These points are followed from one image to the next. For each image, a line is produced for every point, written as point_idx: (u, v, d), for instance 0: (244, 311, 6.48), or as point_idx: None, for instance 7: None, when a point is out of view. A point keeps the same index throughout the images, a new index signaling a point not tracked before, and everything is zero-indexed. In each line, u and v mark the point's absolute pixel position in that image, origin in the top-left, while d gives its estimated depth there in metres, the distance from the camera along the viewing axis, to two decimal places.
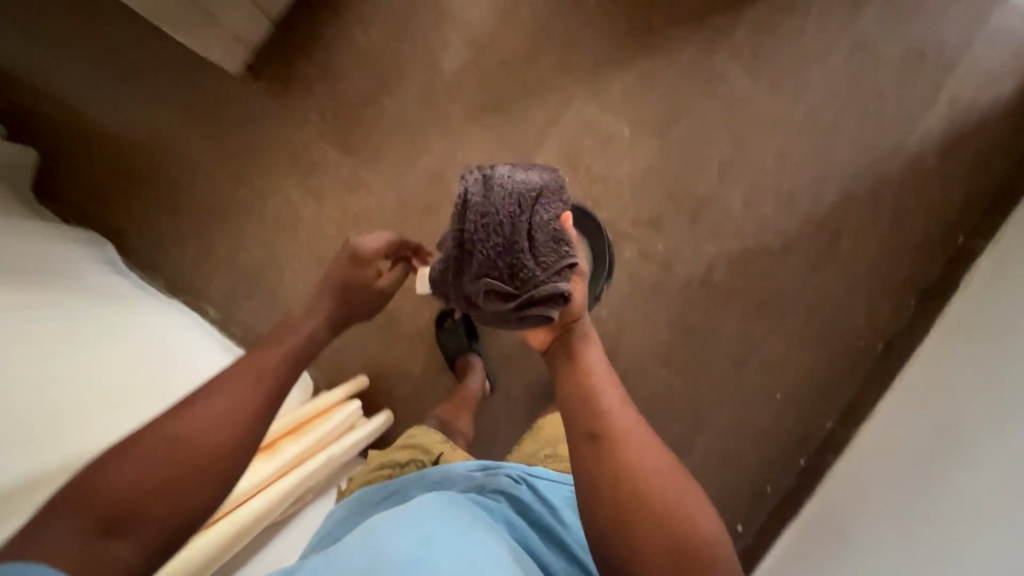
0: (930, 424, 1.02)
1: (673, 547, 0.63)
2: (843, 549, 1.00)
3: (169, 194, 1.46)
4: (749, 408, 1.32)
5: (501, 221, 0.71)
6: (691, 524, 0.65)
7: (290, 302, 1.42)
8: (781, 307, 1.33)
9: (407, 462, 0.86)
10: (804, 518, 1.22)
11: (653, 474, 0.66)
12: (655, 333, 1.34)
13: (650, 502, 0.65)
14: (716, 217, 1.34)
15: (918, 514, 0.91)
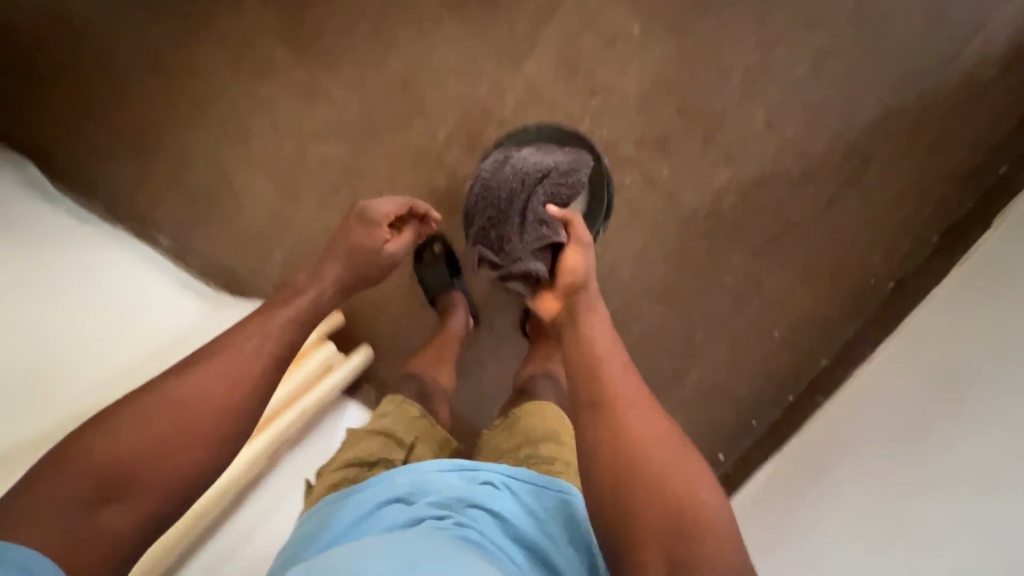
0: (924, 363, 0.96)
1: (668, 524, 0.58)
2: (813, 489, 0.99)
3: (98, 96, 1.25)
4: (742, 345, 1.27)
5: (509, 198, 0.98)
6: (689, 498, 0.59)
7: (245, 228, 1.25)
8: (791, 239, 1.21)
9: (375, 460, 0.79)
10: (783, 452, 1.20)
11: (653, 448, 0.62)
12: (651, 267, 1.23)
13: (647, 475, 0.60)
14: (731, 138, 1.17)
15: (894, 459, 0.87)
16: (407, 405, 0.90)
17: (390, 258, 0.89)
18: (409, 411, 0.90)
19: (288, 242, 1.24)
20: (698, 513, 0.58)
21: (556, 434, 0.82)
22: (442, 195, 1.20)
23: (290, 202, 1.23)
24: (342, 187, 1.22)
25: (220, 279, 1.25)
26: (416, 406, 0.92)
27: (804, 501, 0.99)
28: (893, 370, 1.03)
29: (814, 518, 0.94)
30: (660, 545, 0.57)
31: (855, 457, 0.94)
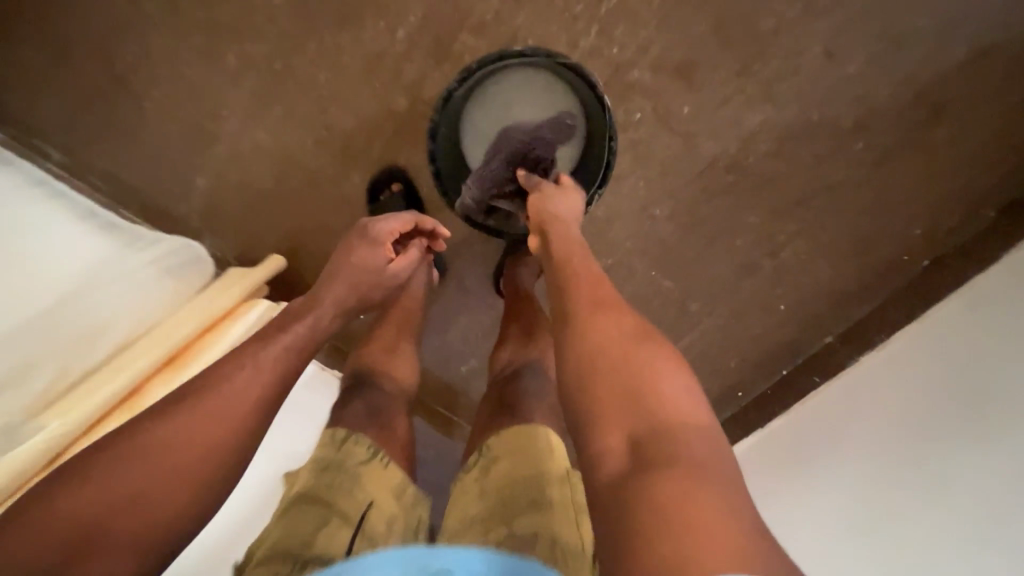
0: (934, 349, 0.85)
1: (629, 411, 0.46)
2: (791, 477, 0.90)
3: None
4: (743, 318, 1.11)
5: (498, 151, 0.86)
6: (656, 386, 0.47)
7: (154, 143, 1.00)
8: (822, 201, 1.00)
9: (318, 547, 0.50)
10: (762, 431, 1.09)
11: (620, 337, 0.51)
12: (651, 223, 1.03)
13: (611, 363, 0.49)
14: (774, 71, 0.92)
15: (890, 459, 0.78)
16: (348, 442, 0.61)
17: (393, 279, 0.82)
18: (350, 453, 0.59)
19: (212, 164, 1.01)
20: (669, 406, 0.45)
21: (561, 475, 0.60)
22: (404, 118, 0.95)
23: (213, 115, 0.97)
24: (277, 99, 0.96)
25: (132, 204, 1.03)
26: (365, 442, 0.62)
27: (780, 488, 0.90)
28: (888, 353, 0.93)
29: (790, 512, 0.85)
30: (621, 435, 0.45)
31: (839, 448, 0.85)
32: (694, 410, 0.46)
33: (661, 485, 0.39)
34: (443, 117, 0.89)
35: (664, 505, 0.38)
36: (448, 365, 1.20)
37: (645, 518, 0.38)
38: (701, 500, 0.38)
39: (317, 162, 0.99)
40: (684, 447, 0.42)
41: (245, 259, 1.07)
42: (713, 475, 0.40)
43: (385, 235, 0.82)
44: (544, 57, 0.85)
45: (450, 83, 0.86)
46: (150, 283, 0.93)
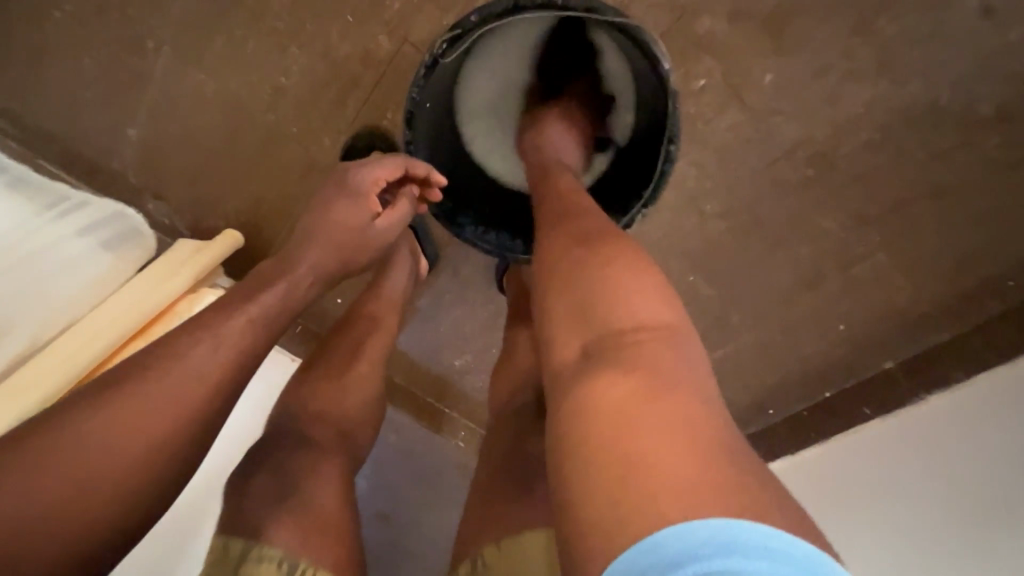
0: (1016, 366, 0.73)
1: (586, 319, 0.42)
2: (847, 500, 0.73)
3: None
4: (794, 338, 0.90)
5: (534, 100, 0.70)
6: (618, 290, 0.42)
7: (75, 69, 0.78)
8: (921, 206, 0.78)
9: None
10: (796, 458, 0.89)
11: (584, 243, 0.47)
12: (695, 219, 0.81)
13: (570, 274, 0.45)
14: (900, 28, 0.69)
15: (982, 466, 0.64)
16: (247, 562, 0.47)
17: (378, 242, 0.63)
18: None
19: (149, 101, 0.79)
20: (628, 307, 0.41)
21: None
22: (389, 65, 0.75)
23: (146, 43, 0.76)
24: (226, 28, 0.75)
25: (50, 153, 0.82)
26: (272, 558, 0.48)
27: (836, 513, 0.73)
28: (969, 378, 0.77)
29: (853, 541, 0.69)
30: (577, 343, 0.41)
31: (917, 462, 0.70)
32: (656, 308, 0.41)
33: (609, 391, 0.36)
34: (429, 90, 0.64)
35: (615, 412, 0.35)
36: (437, 359, 1.04)
37: (594, 431, 0.35)
38: (655, 408, 0.34)
39: (280, 109, 0.78)
40: (641, 350, 0.38)
41: (197, 229, 0.86)
42: (675, 377, 0.36)
43: (369, 185, 0.62)
44: (582, 11, 0.57)
45: (436, 47, 0.59)
46: (74, 262, 0.75)
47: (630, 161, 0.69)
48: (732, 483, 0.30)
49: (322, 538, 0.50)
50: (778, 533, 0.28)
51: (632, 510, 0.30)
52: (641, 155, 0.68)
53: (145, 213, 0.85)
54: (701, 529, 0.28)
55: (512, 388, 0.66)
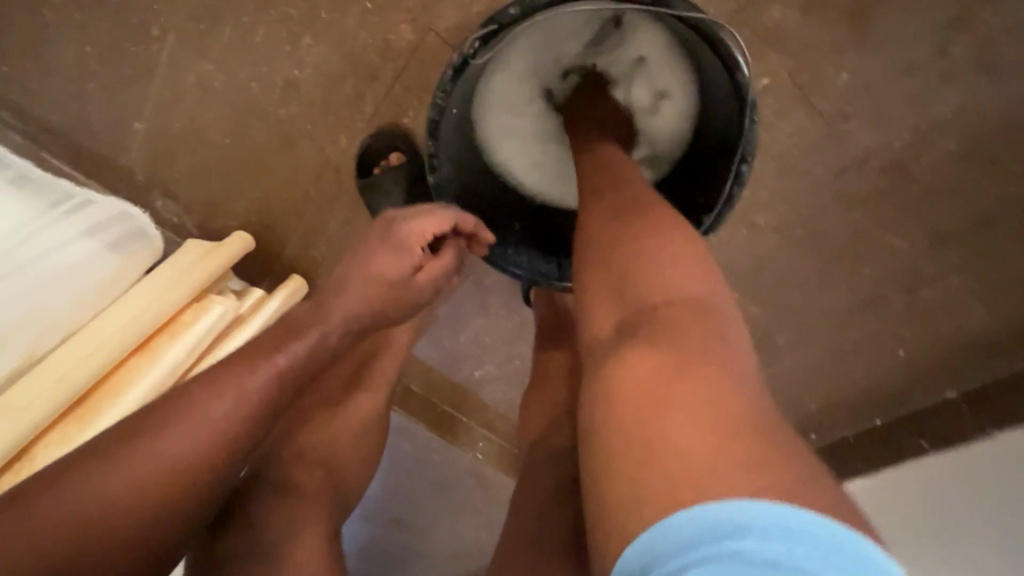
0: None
1: (623, 291, 0.42)
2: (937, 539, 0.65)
3: None
4: (846, 361, 0.82)
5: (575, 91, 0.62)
6: (652, 265, 0.42)
7: (77, 61, 0.73)
8: (1007, 225, 0.68)
9: None
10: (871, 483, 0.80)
11: (619, 218, 0.46)
12: (742, 235, 0.73)
13: (606, 249, 0.45)
14: (1006, 19, 0.59)
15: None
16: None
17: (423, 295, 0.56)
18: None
19: (156, 97, 0.74)
20: (663, 285, 0.40)
21: None
22: (410, 58, 0.68)
23: (149, 32, 0.71)
24: (231, 14, 0.69)
25: (55, 147, 0.77)
26: None
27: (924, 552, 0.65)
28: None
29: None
30: (613, 314, 0.41)
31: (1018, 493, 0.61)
32: (694, 285, 0.40)
33: (641, 359, 0.36)
34: (457, 96, 0.56)
35: (648, 378, 0.35)
36: (456, 368, 0.98)
37: (623, 404, 0.35)
38: (689, 379, 0.34)
39: (294, 108, 0.72)
40: (674, 324, 0.38)
41: (207, 230, 0.82)
42: (715, 354, 0.35)
43: (413, 240, 0.55)
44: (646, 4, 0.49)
45: (467, 47, 0.51)
46: (83, 264, 0.70)
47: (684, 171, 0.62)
48: (756, 456, 0.29)
49: None
50: (800, 514, 0.27)
51: (663, 477, 0.30)
52: (698, 165, 0.61)
53: (154, 211, 0.81)
54: (717, 510, 0.27)
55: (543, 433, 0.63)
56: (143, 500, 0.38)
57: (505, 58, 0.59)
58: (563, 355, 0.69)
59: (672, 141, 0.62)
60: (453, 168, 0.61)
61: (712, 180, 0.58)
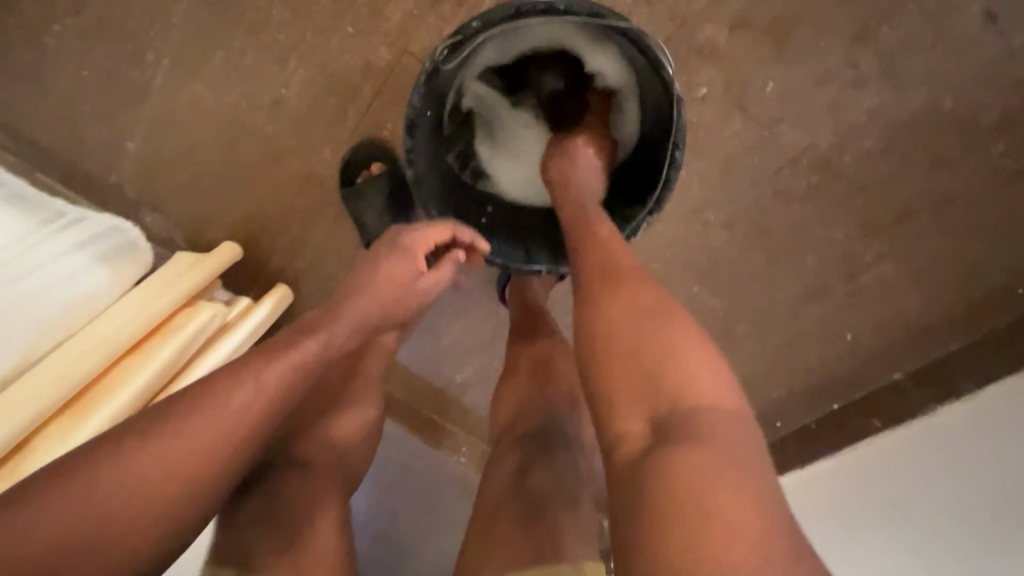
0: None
1: (648, 392, 0.40)
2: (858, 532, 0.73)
3: None
4: (802, 345, 0.89)
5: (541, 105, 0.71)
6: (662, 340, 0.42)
7: (73, 85, 0.78)
8: (928, 214, 0.76)
9: None
10: (809, 472, 0.87)
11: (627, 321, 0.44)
12: (696, 229, 0.80)
13: (630, 347, 0.42)
14: (904, 35, 0.68)
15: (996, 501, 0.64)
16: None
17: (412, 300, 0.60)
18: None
19: (148, 117, 0.79)
20: (684, 371, 0.40)
21: None
22: (388, 76, 0.74)
23: (144, 57, 0.76)
24: (222, 41, 0.74)
25: (50, 168, 0.82)
26: None
27: (847, 547, 0.72)
28: (979, 388, 0.76)
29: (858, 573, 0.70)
30: (645, 418, 0.40)
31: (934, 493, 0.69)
32: (721, 394, 0.40)
33: (673, 462, 0.36)
34: (431, 98, 0.63)
35: (686, 488, 0.35)
36: (438, 372, 1.02)
37: (656, 499, 0.36)
38: (720, 487, 0.35)
39: (281, 125, 0.78)
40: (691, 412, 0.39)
41: (196, 243, 0.86)
42: (726, 442, 0.37)
43: (420, 248, 0.60)
44: (586, 15, 0.56)
45: (437, 54, 0.58)
46: (72, 276, 0.73)
47: (634, 169, 0.68)
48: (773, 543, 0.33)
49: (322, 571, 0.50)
50: None
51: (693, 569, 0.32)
52: (642, 159, 0.67)
53: (144, 225, 0.85)
54: None
55: (512, 419, 0.68)
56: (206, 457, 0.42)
57: (470, 71, 0.67)
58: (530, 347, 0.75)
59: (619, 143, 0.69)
60: (427, 164, 0.66)
61: (656, 171, 0.64)
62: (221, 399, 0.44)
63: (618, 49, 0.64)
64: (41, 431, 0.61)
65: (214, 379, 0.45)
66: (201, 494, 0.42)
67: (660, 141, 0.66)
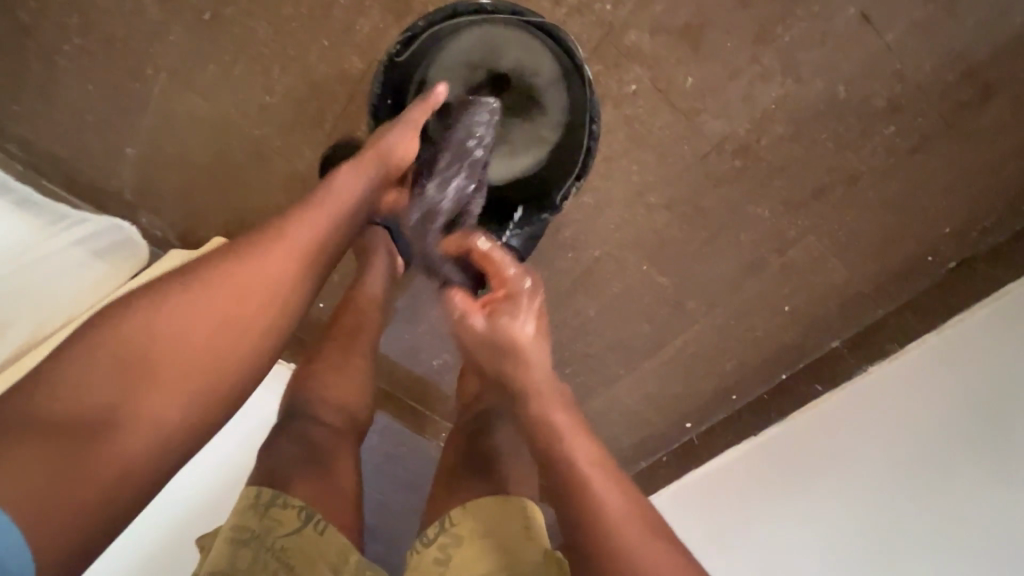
0: (980, 305, 0.78)
1: None
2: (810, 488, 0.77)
3: None
4: (747, 318, 0.95)
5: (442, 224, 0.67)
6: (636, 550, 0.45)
7: (81, 98, 0.87)
8: (840, 189, 0.87)
9: (274, 532, 0.59)
10: (758, 439, 0.92)
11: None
12: (639, 212, 0.90)
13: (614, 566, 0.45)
14: (799, 35, 0.81)
15: (902, 509, 0.68)
16: (273, 507, 0.60)
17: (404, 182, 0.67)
18: (278, 521, 0.59)
19: (147, 124, 0.88)
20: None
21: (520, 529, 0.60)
22: (361, 83, 0.84)
23: (144, 72, 0.86)
24: (213, 56, 0.84)
25: (53, 175, 0.90)
26: (294, 506, 0.61)
27: (759, 517, 0.80)
28: (901, 346, 0.84)
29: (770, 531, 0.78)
30: None
31: (846, 457, 0.75)
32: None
33: None
34: (390, 87, 0.76)
35: None
36: (416, 360, 1.09)
37: None
38: None
39: (268, 129, 0.87)
40: None
41: (187, 242, 0.93)
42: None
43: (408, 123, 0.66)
44: (509, 14, 0.72)
45: (392, 48, 0.73)
46: (73, 269, 0.81)
47: (559, 148, 0.80)
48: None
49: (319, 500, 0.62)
50: None
51: None
52: (566, 137, 0.79)
53: (141, 227, 0.93)
54: None
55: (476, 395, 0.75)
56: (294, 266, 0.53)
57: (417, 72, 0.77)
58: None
59: (547, 127, 0.80)
60: None
61: (574, 143, 0.79)
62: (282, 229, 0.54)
63: (538, 46, 0.75)
64: None
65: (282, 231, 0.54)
66: (274, 303, 0.52)
67: (578, 119, 0.78)
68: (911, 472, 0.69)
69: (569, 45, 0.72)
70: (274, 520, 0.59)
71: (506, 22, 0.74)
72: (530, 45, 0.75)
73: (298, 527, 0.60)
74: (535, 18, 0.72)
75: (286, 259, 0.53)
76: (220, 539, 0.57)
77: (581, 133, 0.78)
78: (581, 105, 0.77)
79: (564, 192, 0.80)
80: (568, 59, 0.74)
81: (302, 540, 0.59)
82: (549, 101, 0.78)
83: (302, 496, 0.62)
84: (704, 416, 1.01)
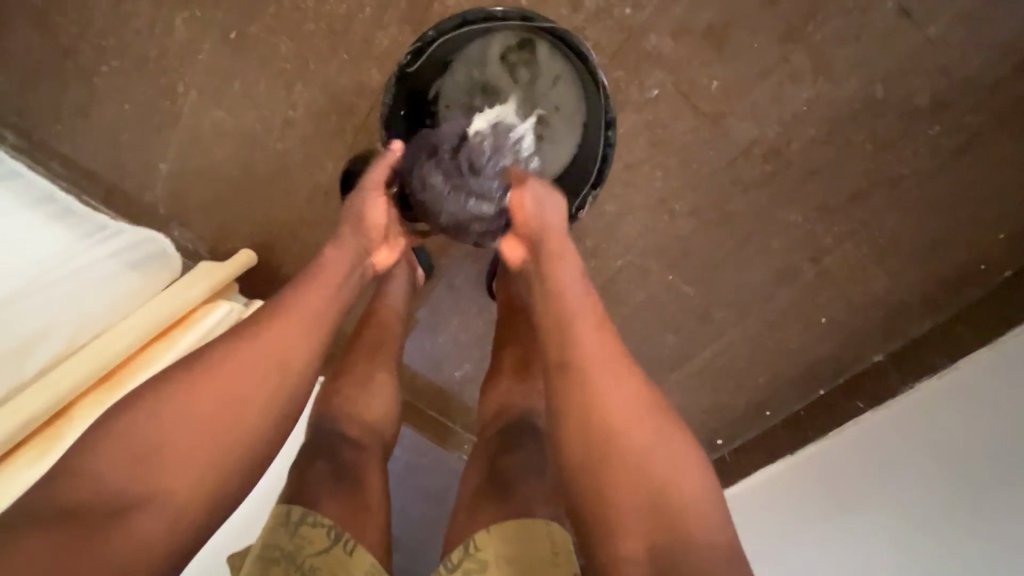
0: None
1: (639, 480, 0.47)
2: (827, 513, 0.74)
3: None
4: (782, 328, 0.90)
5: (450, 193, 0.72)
6: (619, 432, 0.48)
7: (116, 117, 0.91)
8: (879, 192, 0.82)
9: (303, 544, 0.58)
10: (798, 456, 0.87)
11: (671, 533, 0.45)
12: (663, 220, 0.87)
13: (603, 436, 0.48)
14: (831, 31, 0.77)
15: (921, 522, 0.64)
16: (303, 525, 0.59)
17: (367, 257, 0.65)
18: (307, 539, 0.59)
19: (179, 139, 0.91)
20: (643, 449, 0.48)
21: (554, 551, 0.57)
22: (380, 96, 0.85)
23: (174, 90, 0.89)
24: (239, 73, 0.87)
25: (93, 190, 0.94)
26: (323, 524, 0.60)
27: (787, 547, 0.76)
28: (952, 361, 0.77)
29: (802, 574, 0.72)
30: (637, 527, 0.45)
31: (881, 492, 0.69)
32: (683, 473, 0.47)
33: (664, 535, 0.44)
34: (404, 100, 0.76)
35: (667, 519, 0.45)
36: (439, 371, 1.07)
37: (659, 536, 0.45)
38: (685, 499, 0.46)
39: (292, 143, 0.89)
40: (662, 474, 0.47)
41: (216, 253, 0.96)
42: (680, 486, 0.46)
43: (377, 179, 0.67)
44: (519, 19, 0.72)
45: (402, 58, 0.74)
46: (109, 280, 0.83)
47: (578, 158, 0.78)
48: (699, 491, 0.47)
49: (339, 510, 0.62)
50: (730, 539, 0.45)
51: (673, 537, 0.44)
52: (583, 145, 0.78)
53: (173, 239, 0.96)
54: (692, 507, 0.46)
55: (495, 413, 0.72)
56: (289, 354, 0.53)
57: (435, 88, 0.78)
58: (514, 345, 0.78)
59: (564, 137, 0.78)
60: None
61: (593, 152, 0.77)
62: (266, 325, 0.53)
63: (550, 51, 0.75)
64: (73, 403, 0.71)
65: (283, 322, 0.54)
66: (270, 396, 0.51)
67: (595, 126, 0.77)
68: (942, 488, 0.64)
69: (581, 46, 0.72)
70: (304, 538, 0.58)
71: (515, 31, 0.74)
72: (544, 51, 0.75)
73: (326, 546, 0.59)
74: (545, 19, 0.72)
75: (296, 336, 0.54)
76: (252, 557, 0.58)
77: (598, 140, 0.77)
78: (597, 111, 0.76)
79: (580, 202, 0.78)
80: (582, 66, 0.74)
81: (332, 557, 0.58)
82: (563, 113, 0.77)
83: (330, 514, 0.61)
84: (736, 432, 0.97)
